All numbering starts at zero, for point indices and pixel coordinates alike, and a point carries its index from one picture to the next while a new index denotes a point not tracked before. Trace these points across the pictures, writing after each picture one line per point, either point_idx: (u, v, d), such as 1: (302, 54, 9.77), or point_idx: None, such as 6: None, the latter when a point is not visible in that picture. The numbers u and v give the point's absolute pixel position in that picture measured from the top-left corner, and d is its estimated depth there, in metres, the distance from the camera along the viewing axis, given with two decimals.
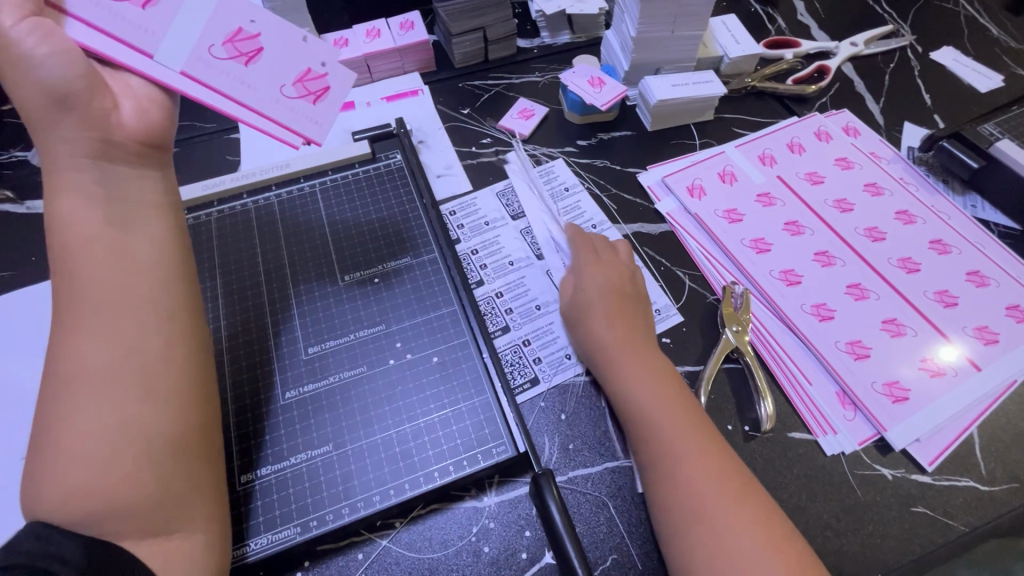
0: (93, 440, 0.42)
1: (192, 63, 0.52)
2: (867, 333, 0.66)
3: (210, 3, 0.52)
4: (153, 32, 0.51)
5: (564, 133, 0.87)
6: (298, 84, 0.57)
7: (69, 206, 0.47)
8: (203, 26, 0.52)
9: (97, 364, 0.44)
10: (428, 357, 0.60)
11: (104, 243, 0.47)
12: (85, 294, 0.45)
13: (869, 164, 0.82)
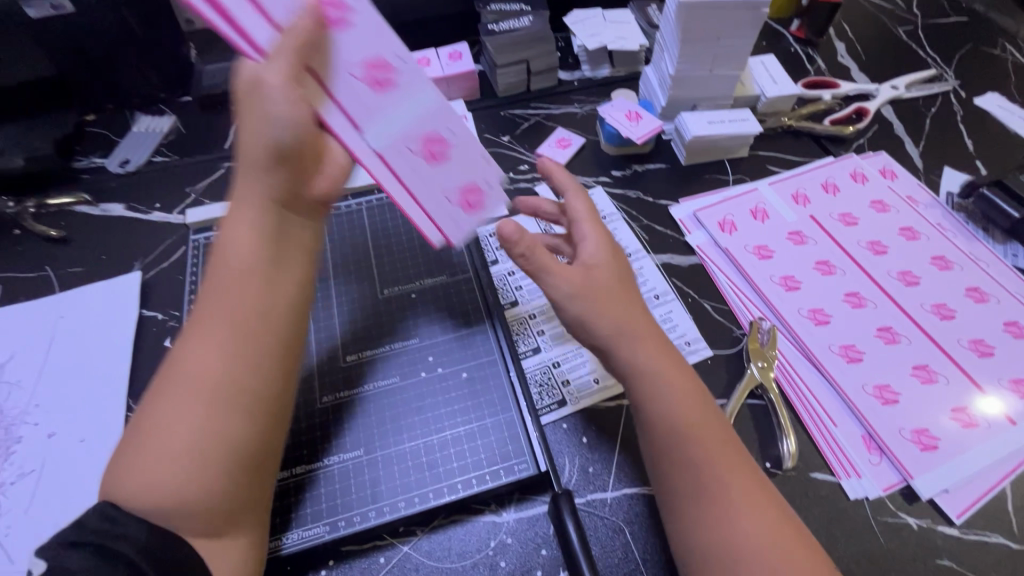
0: (178, 445, 0.44)
1: (389, 150, 0.54)
2: (896, 378, 0.65)
3: (434, 108, 0.56)
4: (373, 117, 0.53)
5: (599, 163, 0.90)
6: (423, 145, 0.56)
7: (232, 227, 0.50)
8: (410, 124, 0.55)
9: (203, 378, 0.46)
10: (457, 372, 0.63)
11: (247, 268, 0.49)
12: (216, 310, 0.48)
13: (905, 207, 0.81)
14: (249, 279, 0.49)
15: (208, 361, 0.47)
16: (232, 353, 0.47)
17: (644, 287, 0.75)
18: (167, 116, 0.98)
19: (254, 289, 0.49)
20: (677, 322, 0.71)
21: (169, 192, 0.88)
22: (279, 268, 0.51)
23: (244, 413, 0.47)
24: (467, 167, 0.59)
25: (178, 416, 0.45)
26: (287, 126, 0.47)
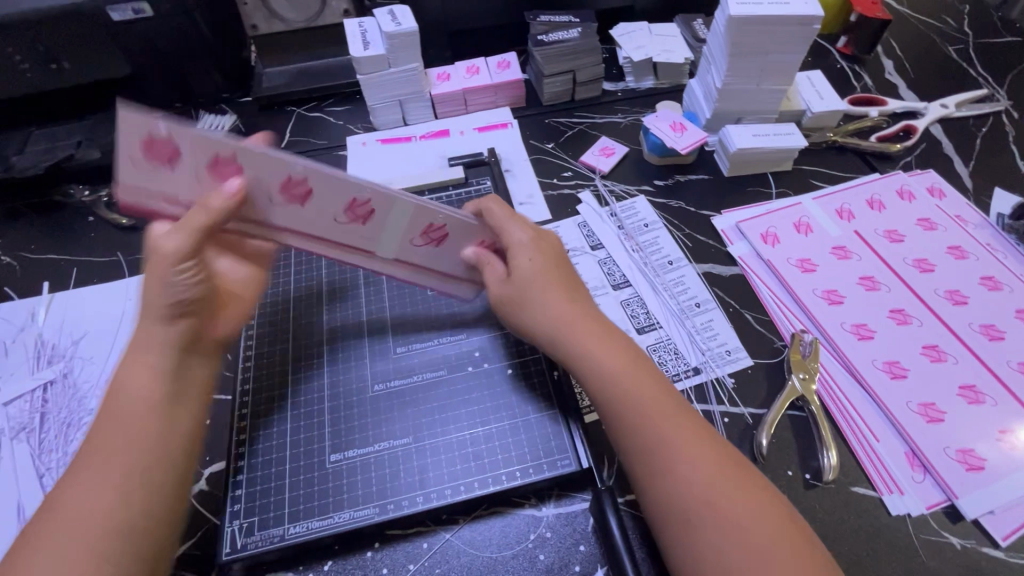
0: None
1: (400, 251, 0.63)
2: (942, 396, 0.65)
3: (409, 212, 0.59)
4: (372, 238, 0.61)
5: (641, 172, 0.91)
6: (424, 237, 0.62)
7: (130, 373, 0.52)
8: (404, 229, 0.61)
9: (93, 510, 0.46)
10: (502, 369, 0.65)
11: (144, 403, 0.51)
12: (102, 448, 0.49)
13: (954, 227, 0.81)
14: (146, 414, 0.50)
15: (100, 489, 0.47)
16: (132, 471, 0.48)
17: (685, 294, 0.76)
18: (228, 115, 1.04)
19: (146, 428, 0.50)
20: (718, 331, 0.72)
21: None
22: (172, 395, 0.53)
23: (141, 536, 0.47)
24: (462, 236, 0.63)
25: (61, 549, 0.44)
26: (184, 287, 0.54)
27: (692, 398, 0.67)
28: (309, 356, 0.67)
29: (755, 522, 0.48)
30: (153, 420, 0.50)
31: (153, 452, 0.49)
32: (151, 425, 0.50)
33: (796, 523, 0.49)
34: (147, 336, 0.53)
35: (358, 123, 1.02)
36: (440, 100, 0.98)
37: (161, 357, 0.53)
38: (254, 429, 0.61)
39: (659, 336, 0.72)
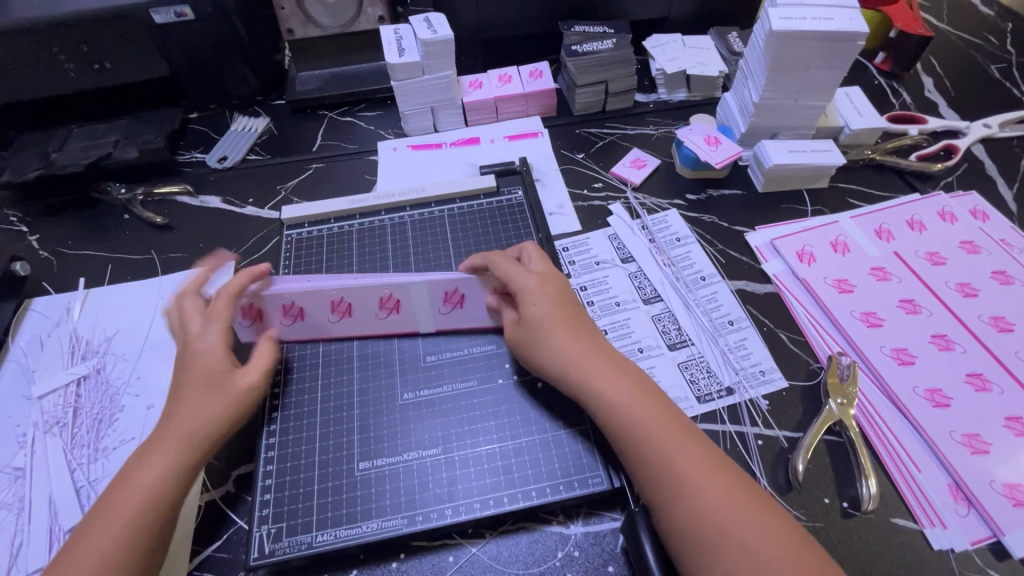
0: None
1: (438, 321, 0.67)
2: (987, 428, 0.62)
3: (411, 290, 0.64)
4: (411, 323, 0.67)
5: (673, 185, 0.90)
6: (442, 304, 0.66)
7: (143, 470, 0.51)
8: (422, 304, 0.65)
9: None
10: (533, 381, 0.64)
11: (148, 485, 0.50)
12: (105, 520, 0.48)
13: (999, 250, 0.78)
14: (149, 501, 0.49)
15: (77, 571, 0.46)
16: (111, 551, 0.47)
17: (718, 312, 0.74)
18: (262, 118, 1.05)
19: (141, 512, 0.49)
20: (752, 351, 0.71)
21: (262, 189, 0.94)
22: (177, 489, 0.51)
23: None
24: (461, 293, 0.65)
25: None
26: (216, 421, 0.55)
27: (725, 418, 0.65)
28: (339, 360, 0.66)
29: (765, 541, 0.47)
30: (150, 514, 0.49)
31: (146, 530, 0.49)
32: (148, 513, 0.49)
33: (809, 545, 0.48)
34: (175, 419, 0.53)
35: (389, 128, 1.03)
36: (471, 108, 0.98)
37: (179, 448, 0.52)
38: (284, 432, 0.61)
39: (692, 353, 0.71)
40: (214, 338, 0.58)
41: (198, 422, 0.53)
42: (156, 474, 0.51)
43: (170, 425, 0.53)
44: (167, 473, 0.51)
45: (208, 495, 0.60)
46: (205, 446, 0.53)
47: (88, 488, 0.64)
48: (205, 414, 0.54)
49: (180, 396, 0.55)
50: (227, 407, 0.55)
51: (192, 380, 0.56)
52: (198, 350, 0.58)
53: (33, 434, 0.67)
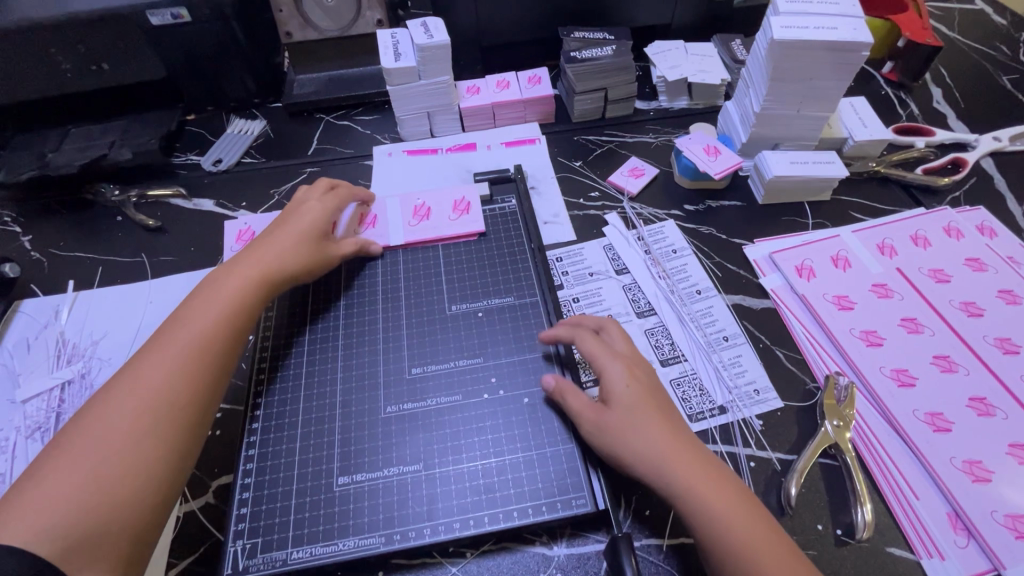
0: (95, 445, 0.51)
1: (406, 230, 0.78)
2: (990, 454, 0.60)
3: (395, 202, 0.81)
4: (384, 229, 0.78)
5: (671, 196, 0.89)
6: (414, 213, 0.80)
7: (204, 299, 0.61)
8: (399, 216, 0.80)
9: (145, 390, 0.54)
10: (519, 397, 0.63)
11: (211, 315, 0.60)
12: (176, 337, 0.58)
13: (1006, 268, 0.75)
14: (213, 329, 0.59)
15: (149, 374, 0.55)
16: (177, 367, 0.56)
17: (713, 327, 0.73)
18: (259, 120, 1.05)
19: (205, 342, 0.58)
20: (747, 368, 0.69)
21: (256, 192, 0.93)
22: (238, 328, 0.61)
23: (165, 437, 0.53)
24: (446, 199, 0.82)
25: (109, 421, 0.52)
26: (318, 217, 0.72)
27: (717, 439, 0.64)
28: (323, 371, 0.65)
29: None
30: (214, 342, 0.59)
31: (207, 359, 0.58)
32: (211, 341, 0.58)
33: None
34: (233, 271, 0.64)
35: (386, 133, 1.02)
36: (468, 113, 0.97)
37: (237, 293, 0.62)
38: (264, 444, 0.60)
39: (684, 370, 0.69)
40: (304, 212, 0.72)
41: (252, 274, 0.64)
42: (217, 309, 0.61)
43: (229, 276, 0.64)
44: (229, 306, 0.61)
45: (186, 506, 0.60)
46: (272, 282, 0.65)
47: None
48: (255, 272, 0.65)
49: (243, 257, 0.67)
50: (283, 268, 0.66)
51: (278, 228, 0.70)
52: (283, 220, 0.72)
53: (15, 439, 0.67)
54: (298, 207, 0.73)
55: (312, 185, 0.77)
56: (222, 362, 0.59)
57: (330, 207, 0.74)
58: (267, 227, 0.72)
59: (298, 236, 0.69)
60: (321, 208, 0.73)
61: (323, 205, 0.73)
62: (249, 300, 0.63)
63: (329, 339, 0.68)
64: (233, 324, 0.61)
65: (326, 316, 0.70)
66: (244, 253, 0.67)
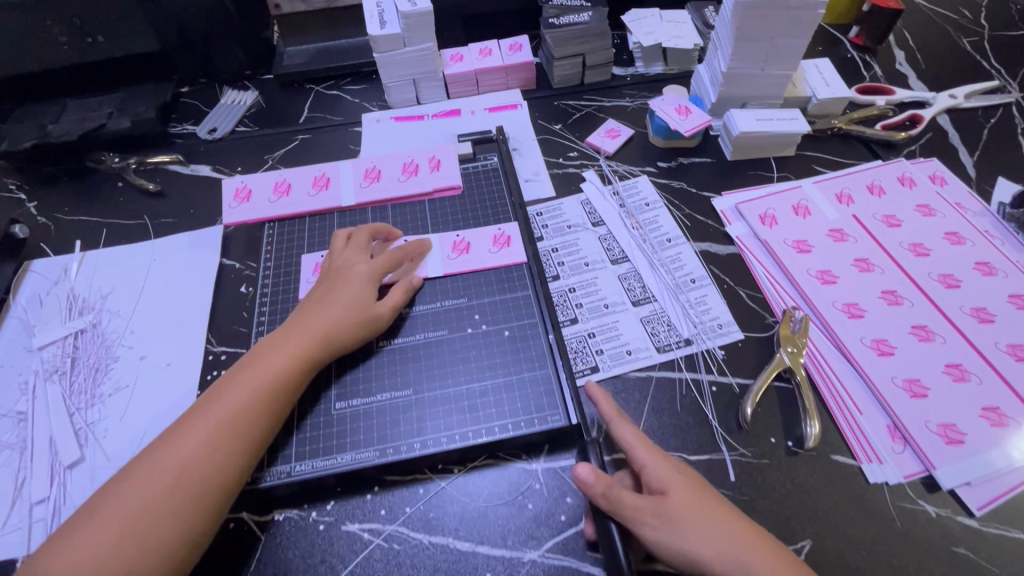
0: (132, 511, 0.51)
1: (382, 185, 0.84)
2: (927, 373, 0.66)
3: (372, 159, 0.87)
4: (363, 186, 0.84)
5: (645, 154, 0.94)
6: (388, 169, 0.85)
7: (250, 372, 0.60)
8: (374, 172, 0.85)
9: (175, 466, 0.54)
10: (500, 331, 0.69)
11: (256, 385, 0.59)
12: (215, 410, 0.57)
13: (953, 213, 0.81)
14: (256, 403, 0.58)
15: (189, 445, 0.55)
16: (219, 441, 0.55)
17: (681, 270, 0.78)
18: (251, 92, 1.08)
19: (246, 415, 0.57)
20: (711, 305, 0.75)
21: (251, 158, 0.97)
22: (280, 405, 0.60)
23: (192, 514, 0.52)
24: (419, 156, 0.87)
25: (149, 489, 0.52)
26: (371, 271, 0.70)
27: (683, 366, 0.70)
28: None
29: None
30: (256, 417, 0.58)
31: (248, 434, 0.57)
32: (252, 418, 0.57)
33: None
34: (283, 340, 0.63)
35: (373, 101, 1.06)
36: (452, 80, 1.01)
37: (282, 365, 0.61)
38: None
39: (654, 309, 0.75)
40: (353, 276, 0.69)
41: (299, 347, 0.62)
42: (263, 379, 0.59)
43: (279, 344, 0.62)
44: (273, 380, 0.60)
45: None
46: (318, 358, 0.63)
47: (85, 430, 0.68)
48: (302, 343, 0.62)
49: (293, 323, 0.65)
50: (327, 340, 0.63)
51: (329, 287, 0.68)
52: (331, 281, 0.69)
53: (34, 382, 0.72)
54: (348, 267, 0.70)
55: (356, 236, 0.74)
56: (260, 439, 0.58)
57: (380, 270, 0.70)
58: (318, 285, 0.69)
59: (344, 300, 0.66)
60: (370, 267, 0.70)
61: (372, 266, 0.70)
62: (292, 375, 0.61)
63: None
64: (274, 402, 0.59)
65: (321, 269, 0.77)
66: (295, 319, 0.66)
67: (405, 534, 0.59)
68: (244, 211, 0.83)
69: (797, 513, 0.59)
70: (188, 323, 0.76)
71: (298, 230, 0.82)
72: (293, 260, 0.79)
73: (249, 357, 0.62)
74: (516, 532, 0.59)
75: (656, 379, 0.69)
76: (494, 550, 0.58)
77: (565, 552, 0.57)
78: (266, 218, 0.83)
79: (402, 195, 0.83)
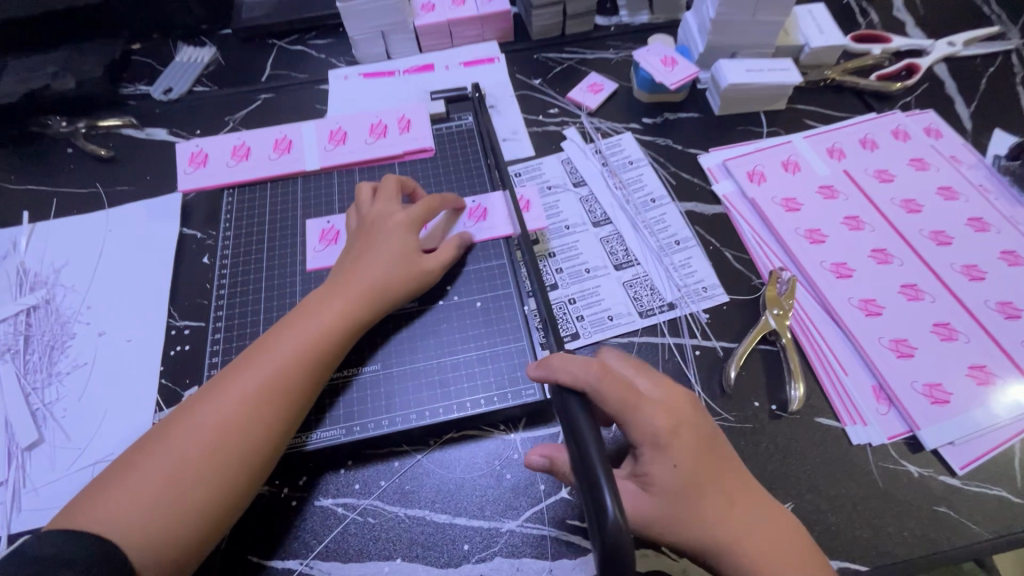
0: (165, 469, 0.51)
1: (347, 149, 0.79)
2: (915, 333, 0.65)
3: (336, 120, 0.81)
4: (328, 150, 0.79)
5: (630, 110, 0.89)
6: (353, 130, 0.80)
7: (290, 331, 0.59)
8: (338, 134, 0.80)
9: (214, 423, 0.53)
10: (473, 302, 0.67)
11: (289, 352, 0.57)
12: (254, 369, 0.56)
13: (947, 167, 0.78)
14: (288, 372, 0.56)
15: (222, 409, 0.54)
16: (249, 408, 0.54)
17: (666, 232, 0.75)
18: (208, 48, 1.00)
19: (276, 384, 0.55)
20: (696, 268, 0.72)
21: (210, 120, 0.91)
22: (314, 374, 0.58)
23: (220, 481, 0.51)
24: (387, 115, 0.81)
25: (181, 451, 0.51)
26: (411, 223, 0.66)
27: (666, 331, 0.67)
28: (283, 287, 0.70)
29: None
30: (288, 385, 0.56)
31: (278, 403, 0.55)
32: (288, 384, 0.56)
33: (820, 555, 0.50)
34: (318, 305, 0.61)
35: (340, 56, 0.99)
36: (424, 32, 0.94)
37: (316, 332, 0.58)
38: (227, 354, 0.66)
39: (637, 273, 0.72)
40: (394, 227, 0.65)
41: (335, 311, 0.60)
42: (295, 347, 0.57)
43: (314, 310, 0.60)
44: (307, 349, 0.58)
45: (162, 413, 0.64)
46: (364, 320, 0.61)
47: (43, 410, 0.65)
48: (339, 306, 0.60)
49: (333, 284, 0.63)
50: (373, 300, 0.61)
51: (370, 241, 0.65)
52: (370, 235, 0.66)
53: None
54: (386, 220, 0.66)
55: (382, 189, 0.69)
56: (292, 410, 0.56)
57: (418, 221, 0.67)
58: (356, 240, 0.66)
59: (390, 254, 0.64)
60: (407, 220, 0.66)
61: (410, 218, 0.66)
62: (327, 342, 0.58)
63: (287, 257, 0.72)
64: (306, 375, 0.57)
65: (286, 241, 0.73)
66: (335, 280, 0.63)
67: (379, 508, 0.58)
68: (199, 177, 0.78)
69: (780, 476, 0.58)
70: (148, 297, 0.72)
71: (262, 196, 0.77)
72: (256, 229, 0.74)
73: (292, 317, 0.61)
74: (493, 504, 0.57)
75: (638, 344, 0.67)
76: (471, 522, 0.57)
77: (542, 521, 0.56)
78: (225, 184, 0.78)
79: (370, 159, 0.78)
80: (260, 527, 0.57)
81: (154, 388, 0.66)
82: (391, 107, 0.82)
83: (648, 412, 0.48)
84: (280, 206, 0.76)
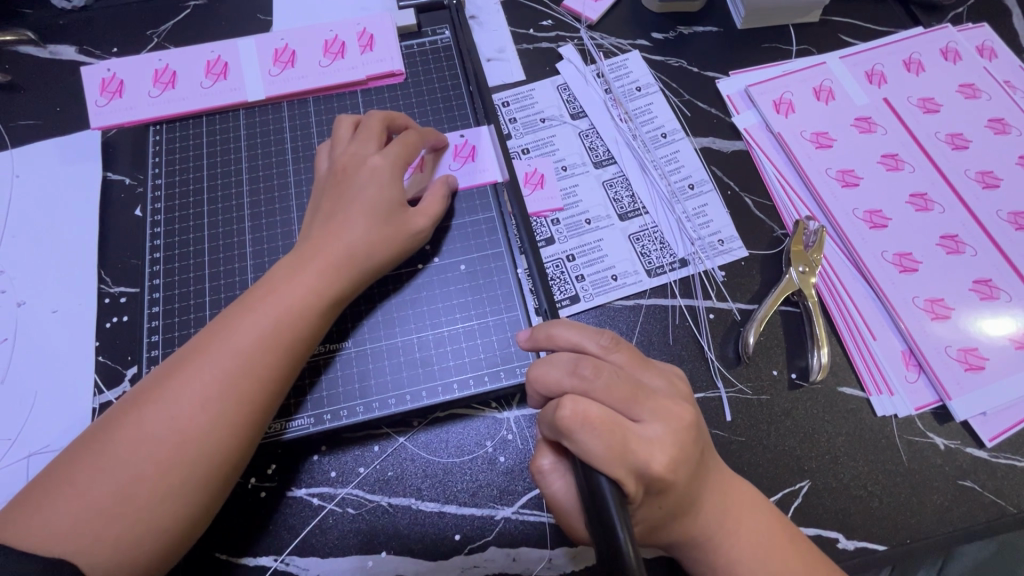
0: (110, 482, 0.42)
1: (296, 74, 0.65)
2: (953, 291, 0.58)
3: (280, 35, 0.66)
4: (274, 76, 0.64)
5: (636, 21, 0.74)
6: (303, 49, 0.65)
7: (255, 312, 0.48)
8: (283, 54, 0.65)
9: (168, 432, 0.43)
10: (456, 265, 0.58)
11: (256, 339, 0.46)
12: (211, 361, 0.45)
13: (1001, 93, 0.68)
14: (256, 364, 0.46)
15: (178, 410, 0.44)
16: (210, 410, 0.44)
17: (678, 174, 0.65)
18: None
19: (242, 378, 0.45)
20: (712, 217, 0.63)
21: (128, 34, 0.73)
22: (287, 366, 0.48)
23: (180, 495, 0.43)
24: (345, 29, 0.66)
25: (128, 463, 0.42)
26: (391, 167, 0.54)
27: (677, 292, 0.59)
28: (229, 247, 0.59)
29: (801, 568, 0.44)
30: (259, 380, 0.46)
31: (245, 401, 0.45)
32: (258, 380, 0.46)
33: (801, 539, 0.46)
34: (290, 278, 0.50)
35: None
36: None
37: (287, 313, 0.48)
38: (169, 331, 0.56)
39: (645, 223, 0.63)
40: (372, 177, 0.53)
41: (311, 288, 0.49)
42: (264, 332, 0.47)
43: (286, 282, 0.49)
44: (280, 333, 0.47)
45: (103, 396, 0.56)
46: (341, 297, 0.51)
47: None
48: (315, 282, 0.50)
49: (301, 252, 0.51)
50: (351, 272, 0.51)
51: (340, 193, 0.53)
52: (342, 186, 0.54)
53: None
54: (360, 167, 0.54)
55: (364, 126, 0.56)
56: (264, 409, 0.46)
57: (397, 167, 0.55)
58: (324, 191, 0.55)
59: (367, 214, 0.52)
60: (389, 166, 0.54)
61: (388, 164, 0.54)
62: (304, 327, 0.49)
63: (232, 211, 0.61)
64: (278, 369, 0.47)
65: (229, 191, 0.61)
66: (303, 245, 0.52)
67: (360, 497, 0.52)
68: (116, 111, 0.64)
69: (797, 452, 0.53)
70: (73, 260, 0.61)
71: (199, 133, 0.64)
72: (191, 177, 0.62)
73: (255, 290, 0.50)
74: (486, 489, 0.52)
75: (646, 307, 0.59)
76: (463, 510, 0.51)
77: (541, 508, 0.51)
78: (150, 119, 0.64)
79: (326, 84, 0.64)
80: (235, 519, 0.51)
81: (90, 367, 0.57)
82: (347, 19, 0.67)
83: (648, 467, 0.37)
84: (220, 147, 0.63)
